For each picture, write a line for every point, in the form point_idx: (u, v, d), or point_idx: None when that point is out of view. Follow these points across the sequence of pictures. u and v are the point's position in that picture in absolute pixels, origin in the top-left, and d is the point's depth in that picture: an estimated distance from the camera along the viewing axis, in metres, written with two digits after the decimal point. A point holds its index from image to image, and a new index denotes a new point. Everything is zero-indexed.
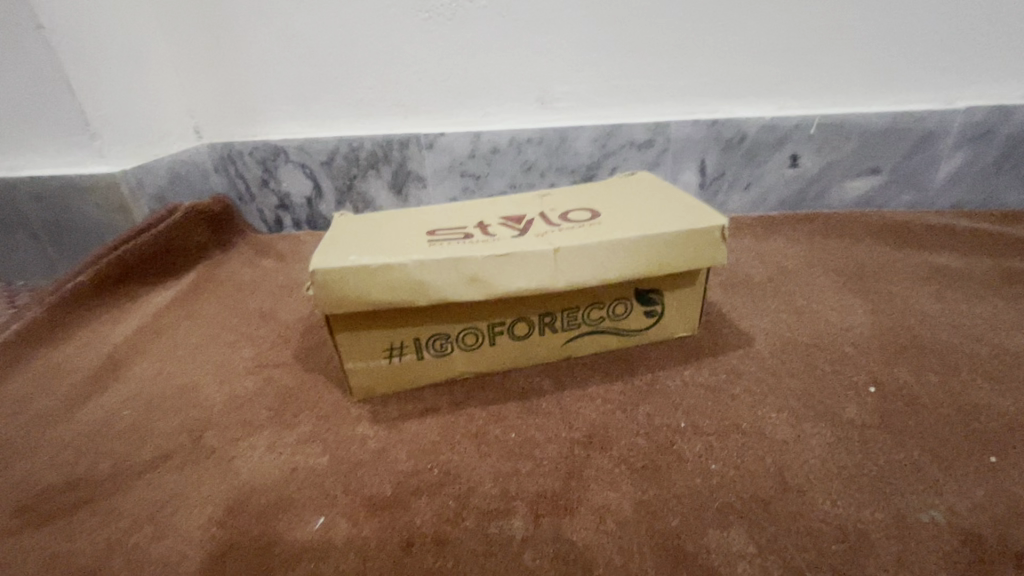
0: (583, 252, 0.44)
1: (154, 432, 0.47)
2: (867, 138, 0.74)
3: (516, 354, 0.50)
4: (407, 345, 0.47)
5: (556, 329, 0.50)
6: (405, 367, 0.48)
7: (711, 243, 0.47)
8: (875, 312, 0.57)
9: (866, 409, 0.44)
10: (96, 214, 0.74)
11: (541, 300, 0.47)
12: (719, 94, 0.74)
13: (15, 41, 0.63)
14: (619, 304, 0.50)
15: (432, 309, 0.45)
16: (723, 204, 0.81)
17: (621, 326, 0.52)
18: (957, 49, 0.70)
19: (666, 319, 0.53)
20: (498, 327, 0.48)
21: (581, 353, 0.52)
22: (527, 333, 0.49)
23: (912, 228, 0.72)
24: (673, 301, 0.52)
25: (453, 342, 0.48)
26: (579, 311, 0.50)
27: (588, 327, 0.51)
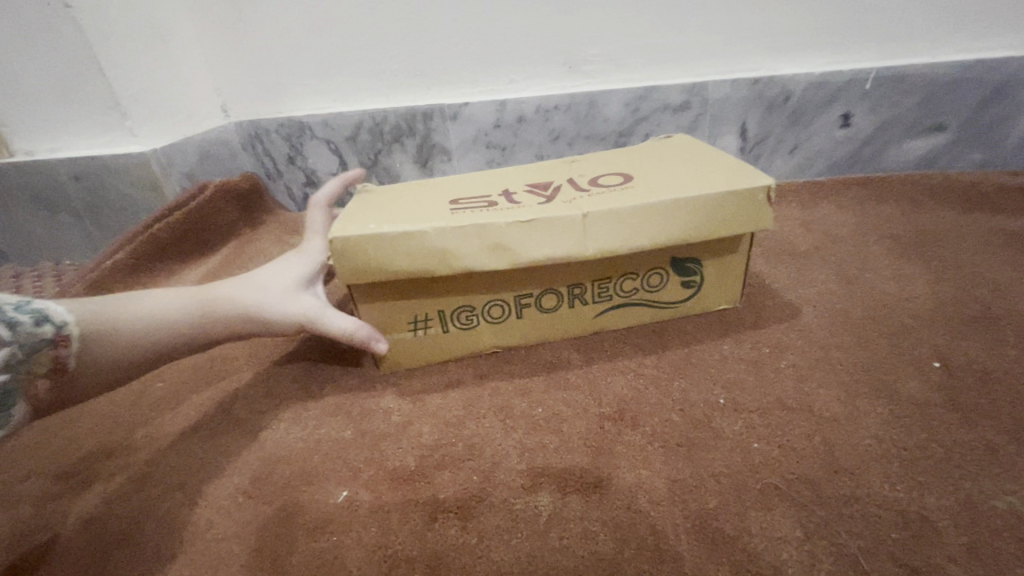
0: (613, 217, 0.41)
1: (186, 403, 0.48)
2: (931, 91, 0.67)
3: (545, 327, 0.48)
4: (432, 318, 0.46)
5: (587, 301, 0.48)
6: (430, 340, 0.47)
7: (755, 204, 0.43)
8: (938, 282, 0.52)
9: (930, 386, 0.40)
10: (130, 193, 0.76)
11: (569, 270, 0.45)
12: (764, 49, 0.68)
13: (46, 23, 0.64)
14: (656, 274, 0.47)
15: (456, 279, 0.44)
16: (765, 169, 0.75)
17: (656, 298, 0.49)
18: None
19: (705, 292, 0.50)
20: (526, 299, 0.46)
21: (614, 327, 0.50)
22: (556, 305, 0.47)
23: (983, 190, 0.65)
24: (713, 272, 0.48)
25: (480, 314, 0.46)
26: (610, 283, 0.47)
27: (621, 299, 0.48)
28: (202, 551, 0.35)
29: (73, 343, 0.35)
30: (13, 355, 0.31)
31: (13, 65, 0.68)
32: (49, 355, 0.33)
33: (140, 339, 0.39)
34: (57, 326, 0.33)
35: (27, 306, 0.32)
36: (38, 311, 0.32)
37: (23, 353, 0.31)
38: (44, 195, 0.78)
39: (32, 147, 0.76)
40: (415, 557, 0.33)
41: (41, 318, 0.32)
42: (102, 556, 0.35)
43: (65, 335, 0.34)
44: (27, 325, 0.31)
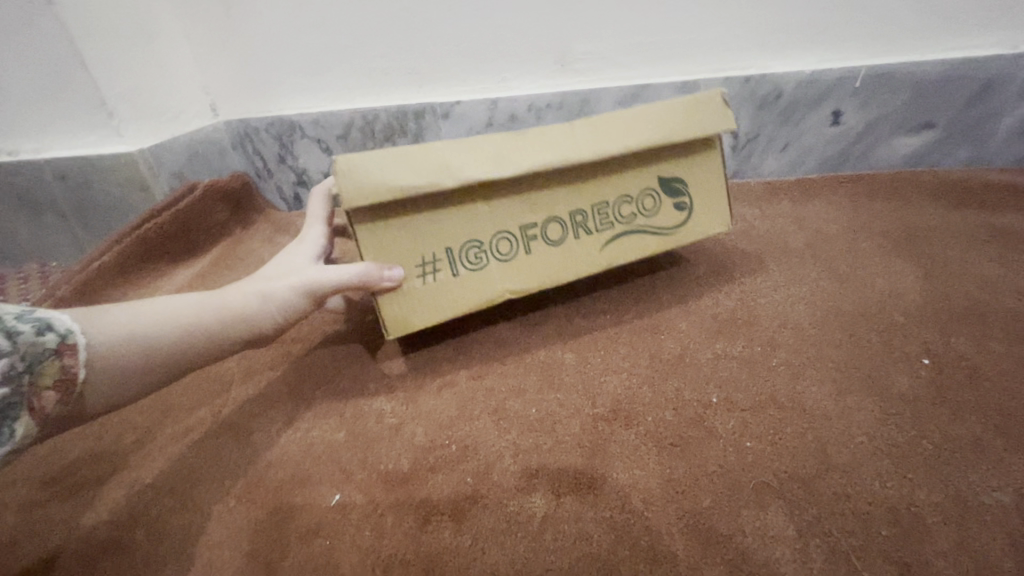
0: (595, 127, 0.47)
1: (176, 406, 0.47)
2: (919, 89, 0.66)
3: (554, 263, 0.49)
4: (440, 260, 0.46)
5: (590, 230, 0.50)
6: (441, 287, 0.46)
7: (718, 108, 0.50)
8: (928, 278, 0.52)
9: (921, 383, 0.40)
10: (117, 192, 0.75)
11: (564, 192, 0.49)
12: (753, 47, 0.68)
13: (29, 19, 0.63)
14: (647, 196, 0.51)
15: (461, 208, 0.46)
16: (756, 168, 0.75)
17: (656, 226, 0.51)
18: None
19: (697, 218, 0.53)
20: (531, 231, 0.48)
21: (623, 261, 0.51)
22: (562, 235, 0.49)
23: (972, 186, 0.65)
24: (699, 193, 0.53)
25: (489, 251, 0.47)
26: (609, 207, 0.50)
27: (622, 227, 0.51)
28: (193, 558, 0.34)
29: (81, 350, 0.34)
30: (12, 364, 0.31)
31: None
32: (56, 366, 0.33)
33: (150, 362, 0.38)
34: (61, 335, 0.33)
35: (29, 316, 0.33)
36: (42, 322, 0.33)
37: (25, 363, 0.32)
38: (28, 196, 0.77)
39: (15, 147, 0.75)
40: (409, 560, 0.32)
41: (42, 326, 0.33)
42: (90, 563, 0.35)
43: (71, 344, 0.34)
44: (25, 333, 0.32)
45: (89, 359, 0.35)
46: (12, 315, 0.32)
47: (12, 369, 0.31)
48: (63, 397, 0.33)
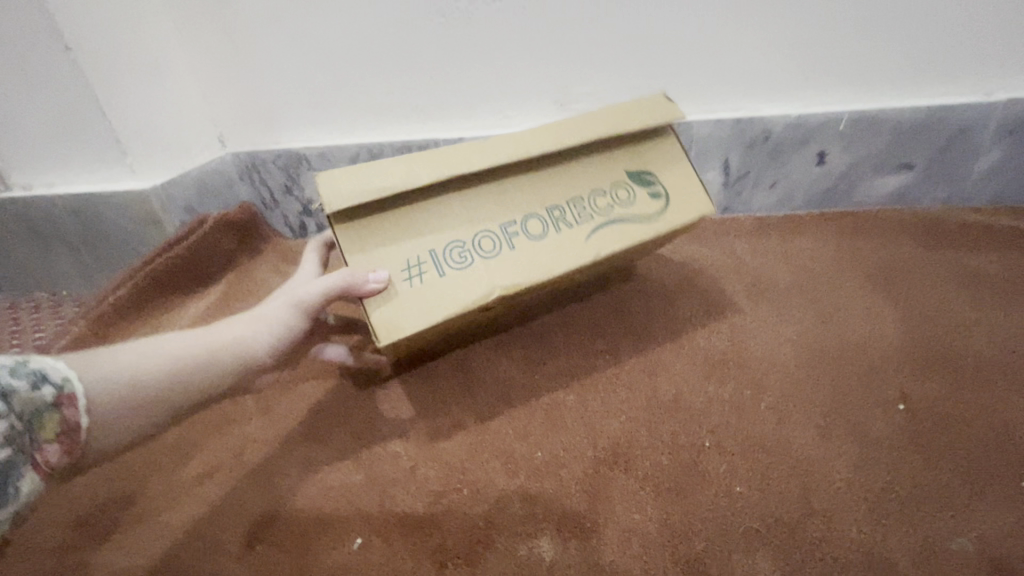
0: (549, 132, 0.53)
1: (194, 445, 0.49)
2: (899, 133, 0.70)
3: (541, 257, 0.49)
4: (425, 262, 0.47)
5: (570, 224, 0.52)
6: (431, 289, 0.47)
7: (658, 104, 0.56)
8: (906, 320, 0.56)
9: (896, 429, 0.45)
10: (129, 227, 0.78)
11: (535, 192, 0.52)
12: (743, 92, 0.72)
13: (47, 63, 0.67)
14: (618, 189, 0.54)
15: (439, 212, 0.49)
16: (747, 204, 0.78)
17: (635, 216, 0.53)
18: (1007, 36, 0.64)
19: (673, 204, 0.54)
20: (511, 227, 0.50)
21: (610, 249, 0.51)
22: (542, 229, 0.51)
23: (947, 226, 0.69)
24: (669, 181, 0.55)
25: (473, 249, 0.48)
26: (583, 202, 0.53)
27: (601, 220, 0.52)
28: None
29: (80, 398, 0.36)
30: (12, 426, 0.33)
31: (15, 103, 0.71)
32: (55, 417, 0.35)
33: (140, 416, 0.40)
34: (57, 386, 0.35)
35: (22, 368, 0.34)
36: (37, 372, 0.35)
37: (24, 422, 0.34)
38: (40, 229, 0.79)
39: (30, 181, 0.77)
40: None
41: (38, 380, 0.35)
42: None
43: (68, 393, 0.36)
44: (22, 389, 0.34)
45: (89, 401, 0.37)
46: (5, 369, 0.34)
47: (12, 427, 0.33)
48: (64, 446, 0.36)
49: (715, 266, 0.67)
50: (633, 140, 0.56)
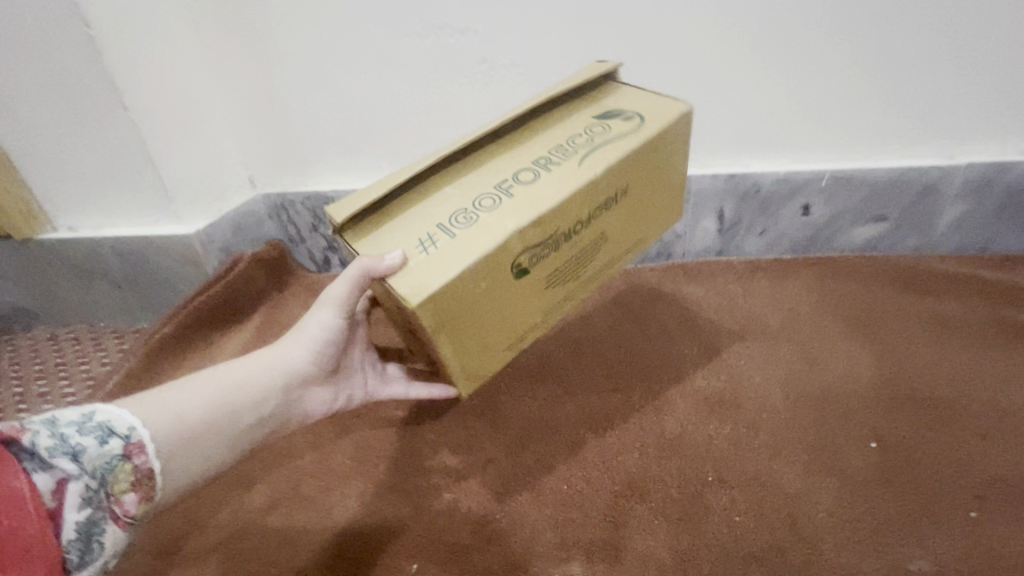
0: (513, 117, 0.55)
1: (255, 478, 0.57)
2: (874, 189, 0.78)
3: (544, 191, 0.47)
4: (435, 234, 0.46)
5: (561, 162, 0.50)
6: (446, 253, 0.44)
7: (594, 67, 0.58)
8: (880, 362, 0.64)
9: (870, 464, 0.52)
10: (171, 266, 0.84)
11: (519, 155, 0.52)
12: (737, 150, 0.79)
13: (106, 120, 0.73)
14: (595, 124, 0.53)
15: (434, 198, 0.49)
16: (739, 247, 0.85)
17: (618, 131, 0.51)
18: (971, 107, 0.72)
19: (652, 114, 0.52)
20: (504, 184, 0.49)
21: (608, 164, 0.48)
22: (536, 174, 0.49)
23: (918, 273, 0.77)
24: (639, 104, 0.54)
25: (475, 209, 0.47)
26: (566, 145, 0.52)
27: (589, 148, 0.51)
28: None
29: (146, 445, 0.41)
30: (86, 483, 0.37)
31: (70, 155, 0.76)
32: (126, 468, 0.40)
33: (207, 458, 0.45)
34: (123, 436, 0.40)
35: (90, 424, 0.39)
36: (103, 425, 0.39)
37: (97, 477, 0.38)
38: (85, 268, 0.85)
39: (75, 223, 0.83)
40: None
41: (103, 436, 0.39)
42: None
43: (135, 440, 0.40)
44: (90, 447, 0.38)
45: (155, 446, 0.41)
46: (76, 428, 0.38)
47: (90, 480, 0.38)
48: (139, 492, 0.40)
49: (711, 307, 0.75)
50: (593, 95, 0.57)
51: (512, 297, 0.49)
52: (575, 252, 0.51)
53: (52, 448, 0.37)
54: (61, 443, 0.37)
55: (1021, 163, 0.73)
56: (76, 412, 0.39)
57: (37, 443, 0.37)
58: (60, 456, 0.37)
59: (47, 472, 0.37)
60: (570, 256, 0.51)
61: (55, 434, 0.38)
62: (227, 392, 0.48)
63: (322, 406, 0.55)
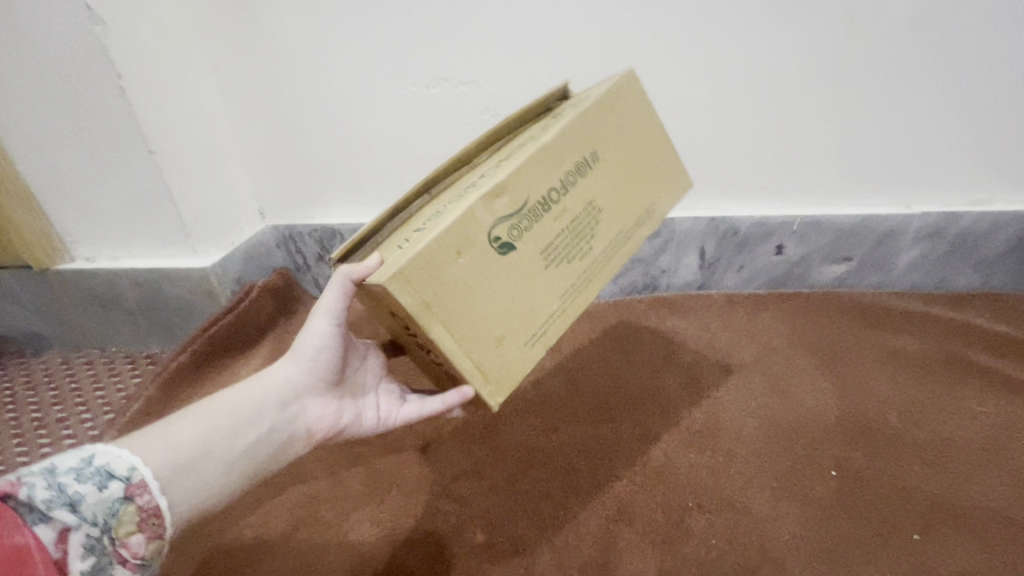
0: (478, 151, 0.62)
1: (277, 506, 0.64)
2: (839, 233, 0.86)
3: (502, 169, 0.51)
4: (410, 237, 0.49)
5: (520, 151, 0.54)
6: (418, 239, 0.46)
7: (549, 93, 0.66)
8: (842, 396, 0.71)
9: (830, 490, 0.59)
10: (186, 297, 0.87)
11: (486, 166, 0.57)
12: (716, 196, 0.87)
13: (130, 162, 0.77)
14: (549, 121, 0.58)
15: (415, 219, 0.54)
16: (718, 282, 0.92)
17: (564, 115, 0.56)
18: (922, 162, 0.81)
19: (594, 92, 0.57)
20: (472, 184, 0.53)
21: (557, 129, 0.52)
22: (499, 166, 0.53)
23: (878, 310, 0.85)
24: (585, 96, 0.60)
25: (446, 207, 0.50)
26: (525, 141, 0.56)
27: (541, 133, 0.55)
28: None
29: (149, 484, 0.43)
30: (87, 532, 0.40)
31: (94, 192, 0.81)
32: (130, 508, 0.42)
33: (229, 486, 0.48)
34: (124, 478, 0.42)
35: (88, 470, 0.41)
36: (101, 469, 0.42)
37: (100, 522, 0.41)
38: (101, 296, 0.89)
39: (93, 254, 0.87)
40: None
41: (102, 482, 0.41)
42: None
43: (137, 480, 0.43)
44: (91, 493, 0.41)
45: (156, 485, 0.44)
46: (72, 476, 0.41)
47: (92, 525, 0.40)
48: (145, 530, 0.42)
49: (693, 341, 0.82)
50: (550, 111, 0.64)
51: (504, 273, 0.48)
52: (561, 223, 0.51)
53: (50, 500, 0.39)
54: (59, 494, 0.40)
55: (967, 213, 0.82)
56: (71, 459, 0.42)
57: (34, 496, 0.39)
58: (60, 507, 0.39)
59: (48, 522, 0.39)
60: (555, 228, 0.51)
61: (52, 485, 0.40)
62: (221, 416, 0.50)
63: (322, 420, 0.56)
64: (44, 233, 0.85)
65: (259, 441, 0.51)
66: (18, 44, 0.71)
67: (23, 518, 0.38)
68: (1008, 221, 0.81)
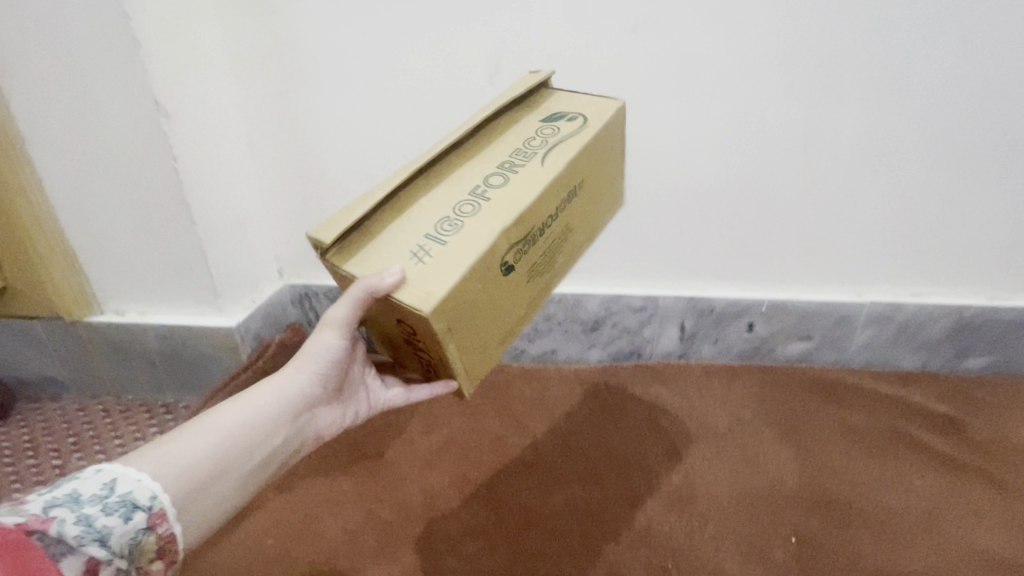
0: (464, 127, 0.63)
1: (296, 558, 0.70)
2: (802, 315, 0.97)
3: (516, 192, 0.55)
4: (425, 245, 0.53)
5: (522, 164, 0.59)
6: (441, 259, 0.51)
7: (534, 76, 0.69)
8: (802, 466, 0.81)
9: (789, 556, 0.69)
10: (208, 351, 0.94)
11: (484, 161, 0.60)
12: (695, 278, 0.98)
13: (174, 233, 0.85)
14: (545, 128, 0.62)
15: (416, 211, 0.56)
16: (696, 353, 1.02)
17: (565, 133, 0.61)
18: (870, 258, 0.93)
19: (593, 115, 0.63)
20: (477, 190, 0.57)
21: (564, 159, 0.58)
22: (504, 178, 0.57)
23: (833, 385, 0.96)
24: (579, 107, 0.64)
25: (457, 217, 0.55)
26: (524, 148, 0.60)
27: (544, 149, 0.60)
28: None
29: (168, 513, 0.47)
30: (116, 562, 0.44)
31: (133, 254, 0.88)
32: (151, 537, 0.46)
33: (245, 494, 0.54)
34: (147, 508, 0.46)
35: (112, 501, 0.45)
36: (125, 500, 0.45)
37: (125, 551, 0.45)
38: (126, 347, 0.95)
39: (122, 307, 0.93)
40: None
41: (128, 513, 0.45)
42: None
43: (158, 510, 0.47)
44: (119, 526, 0.44)
45: (173, 511, 0.48)
46: (98, 508, 0.44)
47: (121, 557, 0.44)
48: (162, 553, 0.47)
49: (673, 408, 0.91)
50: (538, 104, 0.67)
51: (503, 293, 0.56)
52: (549, 243, 0.60)
53: (79, 534, 0.43)
54: (89, 528, 0.43)
55: (909, 304, 0.94)
56: (95, 488, 0.45)
57: (65, 532, 0.42)
58: (90, 541, 0.43)
59: (75, 557, 0.42)
60: (544, 249, 0.59)
61: (80, 519, 0.43)
62: (232, 436, 0.53)
63: (331, 424, 0.63)
64: (80, 289, 0.91)
65: (270, 452, 0.56)
66: (82, 128, 0.79)
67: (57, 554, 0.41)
68: (944, 312, 0.94)
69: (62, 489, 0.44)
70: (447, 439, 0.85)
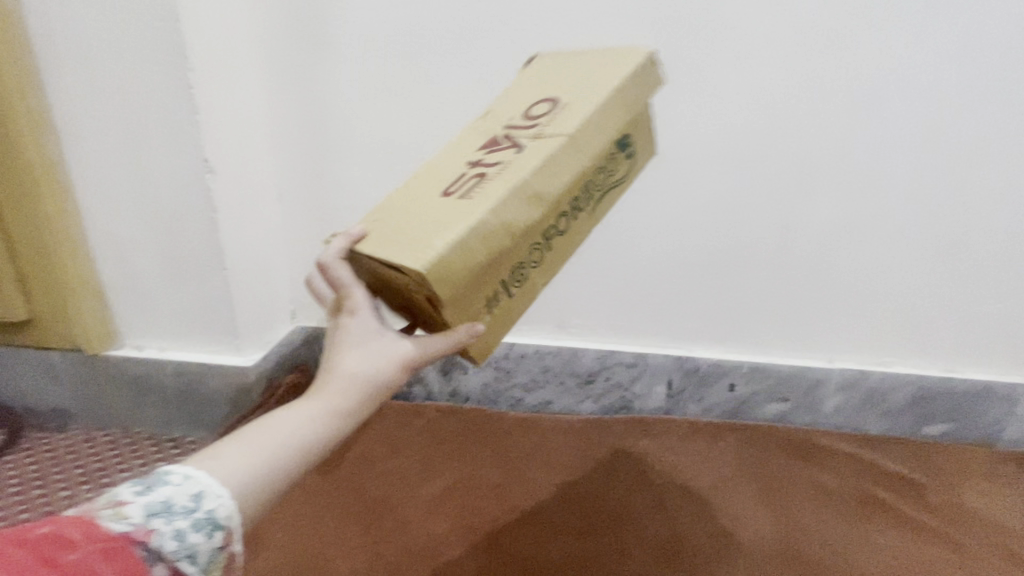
0: (572, 145, 0.58)
1: None
2: (780, 378, 1.05)
3: (567, 248, 0.62)
4: (499, 292, 0.57)
5: (584, 207, 0.62)
6: (504, 312, 0.59)
7: (640, 83, 0.63)
8: (779, 525, 0.87)
9: None
10: (221, 389, 0.98)
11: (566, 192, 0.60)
12: (682, 339, 1.06)
13: (204, 276, 0.91)
14: (613, 162, 0.63)
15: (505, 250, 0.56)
16: (683, 410, 1.09)
17: (620, 179, 0.65)
18: (840, 330, 1.03)
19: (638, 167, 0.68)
20: (549, 232, 0.59)
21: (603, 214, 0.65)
22: (569, 224, 0.61)
23: (808, 446, 1.03)
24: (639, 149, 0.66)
25: (528, 265, 0.59)
26: (593, 188, 0.63)
27: (602, 193, 0.64)
28: None
29: (239, 534, 0.45)
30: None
31: (161, 294, 0.94)
32: (224, 557, 0.44)
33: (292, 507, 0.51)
34: (228, 528, 0.44)
35: (199, 517, 0.43)
36: (211, 517, 0.43)
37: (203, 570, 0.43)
38: (141, 382, 0.98)
39: (142, 343, 0.98)
40: None
41: (212, 532, 0.43)
42: None
43: (234, 531, 0.44)
44: (204, 544, 0.42)
45: (243, 530, 0.46)
46: (188, 523, 0.42)
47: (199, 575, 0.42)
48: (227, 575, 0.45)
49: (660, 463, 0.97)
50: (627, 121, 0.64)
51: None
52: None
53: (174, 550, 0.41)
54: (182, 544, 0.41)
55: (874, 372, 1.03)
56: (184, 499, 0.43)
57: (161, 545, 0.40)
58: (183, 558, 0.41)
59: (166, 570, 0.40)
60: None
61: (173, 533, 0.41)
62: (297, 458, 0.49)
63: None
64: (103, 324, 0.95)
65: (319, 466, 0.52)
66: (131, 179, 0.86)
67: (148, 567, 0.40)
68: (905, 381, 1.03)
69: (152, 494, 0.42)
70: (448, 487, 0.90)
